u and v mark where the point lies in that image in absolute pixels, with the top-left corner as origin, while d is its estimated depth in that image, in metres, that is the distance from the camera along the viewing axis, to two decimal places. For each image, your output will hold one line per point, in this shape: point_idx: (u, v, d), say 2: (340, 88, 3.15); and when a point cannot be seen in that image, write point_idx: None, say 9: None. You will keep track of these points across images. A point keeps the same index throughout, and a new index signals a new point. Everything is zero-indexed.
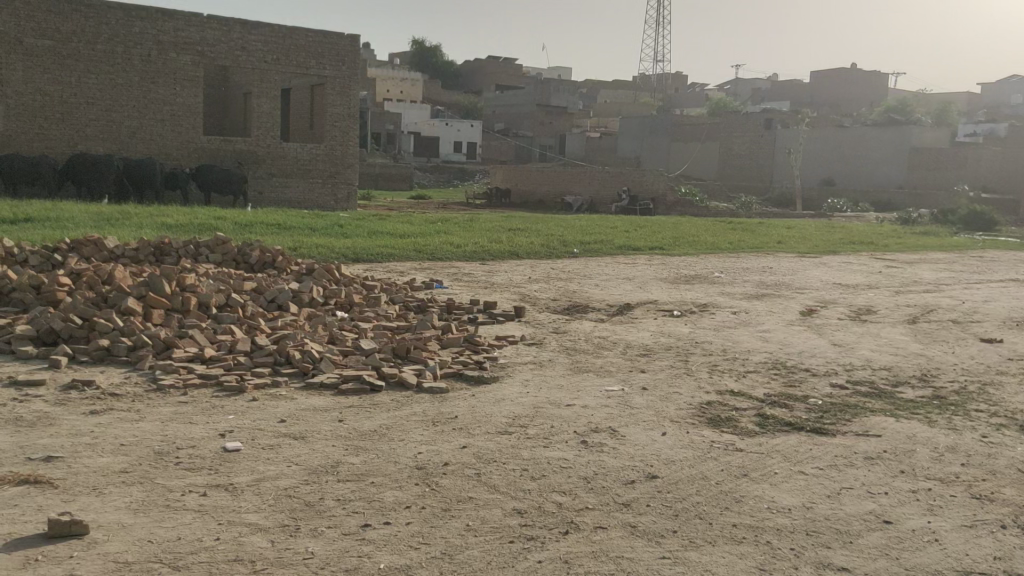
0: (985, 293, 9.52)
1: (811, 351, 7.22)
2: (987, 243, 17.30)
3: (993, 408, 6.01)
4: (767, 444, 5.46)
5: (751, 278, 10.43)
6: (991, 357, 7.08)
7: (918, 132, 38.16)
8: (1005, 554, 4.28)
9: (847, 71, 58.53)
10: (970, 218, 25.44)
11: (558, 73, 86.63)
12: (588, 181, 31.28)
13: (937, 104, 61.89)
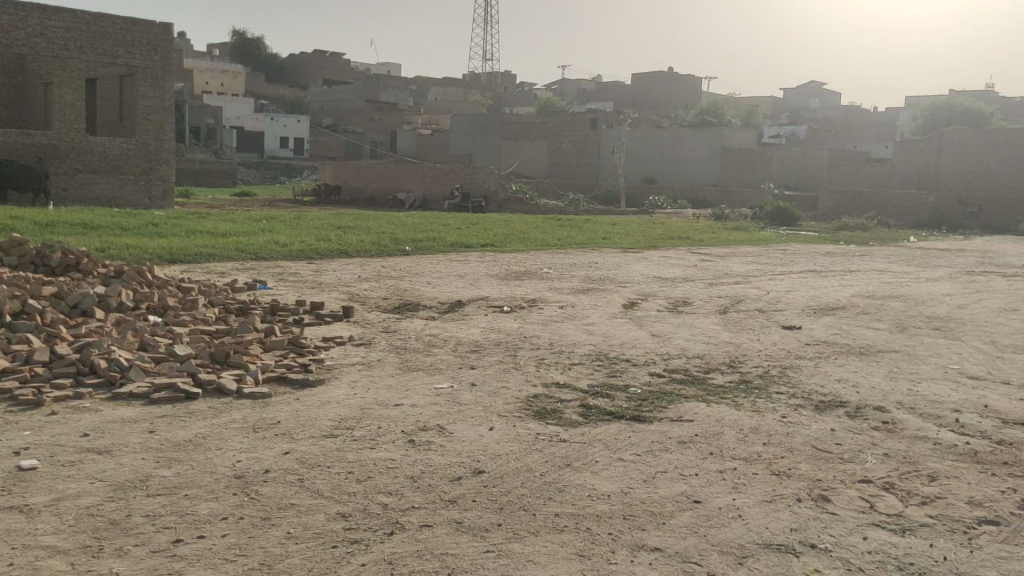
0: (788, 284, 10.29)
1: (631, 343, 7.56)
2: (790, 238, 18.70)
3: (792, 390, 6.53)
4: (590, 434, 5.67)
5: (578, 273, 10.79)
6: (791, 342, 7.68)
7: (729, 133, 40.87)
8: (800, 525, 4.66)
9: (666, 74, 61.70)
10: (775, 214, 27.44)
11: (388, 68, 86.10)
12: (418, 178, 31.29)
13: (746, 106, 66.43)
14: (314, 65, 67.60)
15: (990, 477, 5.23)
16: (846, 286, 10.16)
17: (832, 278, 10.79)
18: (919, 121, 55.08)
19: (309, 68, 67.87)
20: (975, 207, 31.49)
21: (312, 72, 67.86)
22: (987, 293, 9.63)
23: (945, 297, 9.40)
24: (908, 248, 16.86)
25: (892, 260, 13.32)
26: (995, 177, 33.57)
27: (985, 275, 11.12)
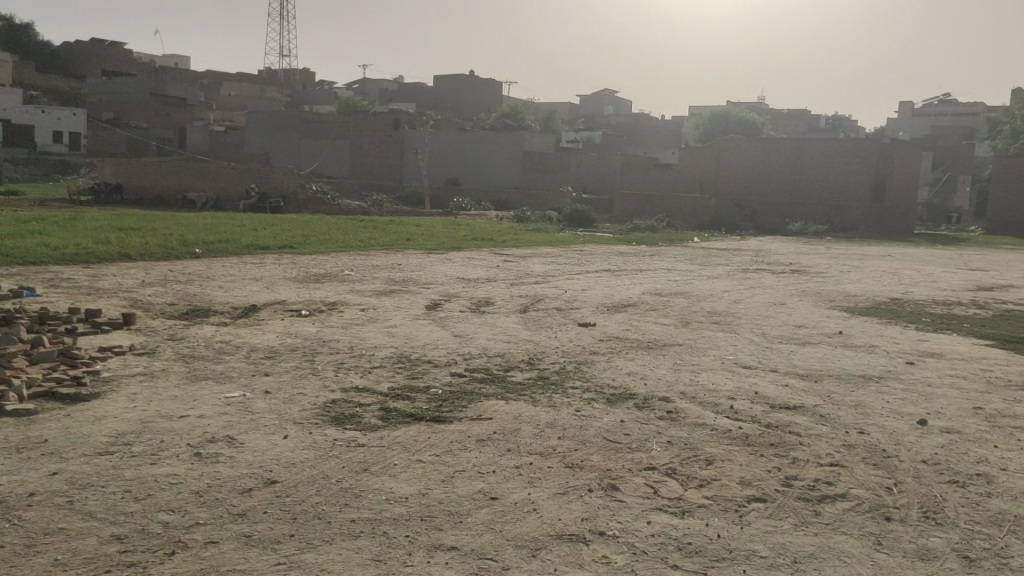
0: (584, 283, 10.73)
1: (433, 344, 7.58)
2: (586, 239, 19.51)
3: (586, 384, 6.81)
4: (389, 436, 5.63)
5: (380, 275, 10.70)
6: (586, 338, 8.01)
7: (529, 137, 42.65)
8: (590, 515, 4.86)
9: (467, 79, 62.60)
10: (573, 216, 28.64)
11: (177, 61, 81.47)
12: (211, 177, 29.83)
13: (544, 112, 68.83)
14: (93, 55, 62.72)
15: (759, 458, 5.70)
16: (637, 284, 10.73)
17: (623, 277, 11.38)
18: (699, 129, 59.50)
19: (87, 59, 62.89)
20: (750, 210, 34.23)
21: (90, 61, 62.77)
22: (758, 289, 10.53)
23: (723, 293, 10.17)
24: (690, 248, 18.13)
25: (676, 260, 14.24)
26: (767, 180, 36.39)
27: (757, 272, 12.15)
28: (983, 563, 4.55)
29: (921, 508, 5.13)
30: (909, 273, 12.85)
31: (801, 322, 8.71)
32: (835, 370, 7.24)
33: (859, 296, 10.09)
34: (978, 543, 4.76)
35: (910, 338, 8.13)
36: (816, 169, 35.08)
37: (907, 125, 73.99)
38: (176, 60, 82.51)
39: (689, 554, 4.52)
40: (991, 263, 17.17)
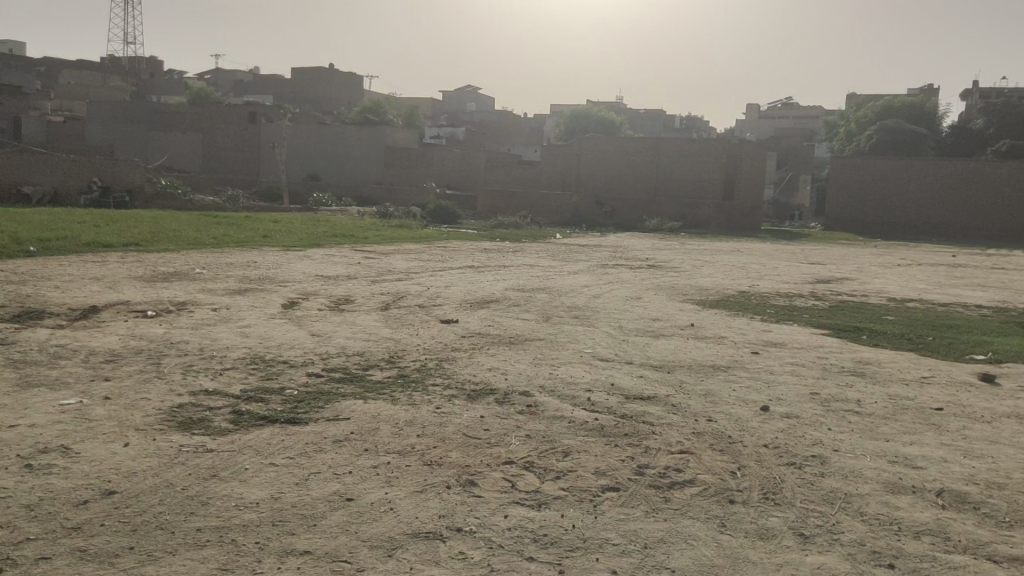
0: (448, 279, 10.73)
1: (289, 344, 7.38)
2: (448, 235, 19.51)
3: (446, 381, 6.81)
4: (240, 440, 5.45)
5: (234, 273, 10.32)
6: (448, 335, 8.00)
7: (390, 134, 42.80)
8: (448, 512, 4.85)
9: (327, 72, 61.19)
10: (436, 212, 28.70)
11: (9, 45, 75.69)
12: (50, 170, 27.32)
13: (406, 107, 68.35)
14: None
15: (614, 448, 5.86)
16: (499, 280, 10.81)
17: (485, 273, 11.46)
18: (562, 127, 60.18)
19: None
20: (609, 208, 34.75)
21: None
22: (616, 283, 10.83)
23: (582, 288, 10.40)
24: (552, 244, 18.48)
25: (539, 255, 14.47)
26: (625, 179, 37.77)
27: (615, 268, 12.48)
28: (817, 539, 4.84)
29: (762, 490, 5.41)
30: (753, 267, 13.56)
31: (656, 315, 9.02)
32: (686, 361, 7.53)
33: (710, 289, 10.55)
34: (812, 520, 5.06)
35: (756, 328, 8.57)
36: (669, 170, 36.73)
37: (754, 126, 78.02)
38: (9, 45, 76.67)
39: (545, 545, 4.58)
40: (825, 256, 18.39)
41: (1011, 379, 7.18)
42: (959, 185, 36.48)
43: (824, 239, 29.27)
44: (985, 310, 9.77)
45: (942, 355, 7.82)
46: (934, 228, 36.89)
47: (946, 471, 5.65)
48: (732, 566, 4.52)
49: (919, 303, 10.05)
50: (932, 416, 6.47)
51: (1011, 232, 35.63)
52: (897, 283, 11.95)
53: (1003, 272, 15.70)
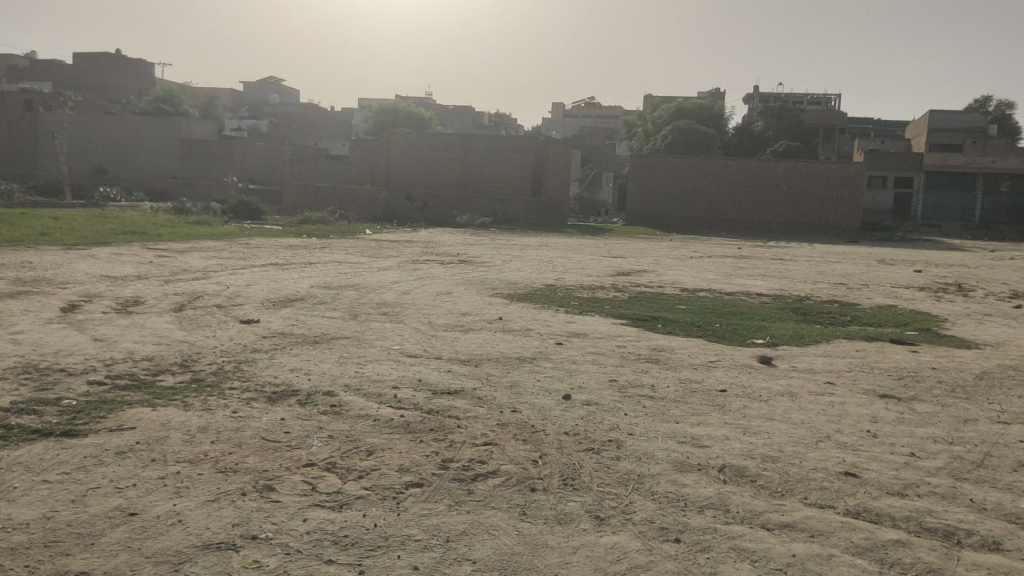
0: (249, 277, 10.31)
1: (68, 350, 6.81)
2: (250, 232, 18.81)
3: (245, 384, 6.53)
4: (6, 458, 4.97)
5: (5, 275, 9.39)
6: (248, 336, 7.69)
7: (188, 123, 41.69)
8: (242, 519, 4.65)
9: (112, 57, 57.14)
10: (238, 208, 27.55)
11: None
12: None
13: (205, 97, 65.19)
14: None
15: (418, 444, 5.84)
16: (304, 278, 10.51)
17: (290, 270, 11.12)
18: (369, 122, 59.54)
19: None
20: (419, 203, 34.85)
21: None
22: (425, 279, 10.83)
23: (391, 284, 10.31)
24: (362, 240, 18.24)
25: (347, 251, 14.25)
26: (435, 175, 37.85)
27: (425, 263, 12.47)
28: (611, 520, 5.05)
29: (562, 477, 5.58)
30: (560, 261, 14.00)
31: (464, 309, 9.09)
32: (493, 354, 7.64)
33: (518, 282, 10.79)
34: (608, 502, 5.28)
35: (560, 320, 8.85)
36: (478, 166, 37.31)
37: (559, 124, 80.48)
38: None
39: (345, 547, 4.49)
40: (626, 250, 19.35)
41: (785, 360, 7.84)
42: (744, 182, 39.56)
43: (627, 234, 30.81)
44: (764, 297, 10.62)
45: (727, 340, 8.41)
46: (724, 223, 39.76)
47: (728, 448, 6.08)
48: (532, 551, 4.63)
49: (708, 292, 10.77)
50: (717, 397, 6.94)
51: (790, 226, 39.11)
52: (690, 274, 12.74)
53: (781, 263, 17.14)
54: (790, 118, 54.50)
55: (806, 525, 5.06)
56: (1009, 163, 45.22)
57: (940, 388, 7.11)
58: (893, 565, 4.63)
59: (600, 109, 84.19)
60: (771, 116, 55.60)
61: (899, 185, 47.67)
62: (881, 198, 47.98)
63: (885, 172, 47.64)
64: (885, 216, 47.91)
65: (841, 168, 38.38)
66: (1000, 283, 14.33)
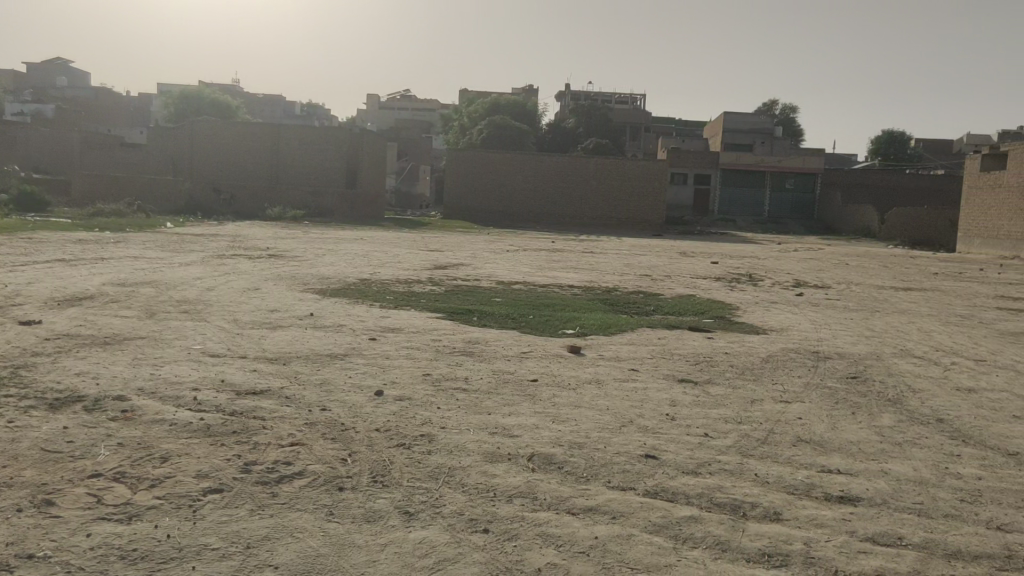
0: (32, 275, 9.45)
1: None
2: (36, 225, 17.32)
3: (23, 392, 5.96)
4: None
5: None
6: (28, 339, 7.03)
7: None
8: (16, 539, 4.25)
9: None
10: (21, 199, 25.35)
11: None
12: None
13: None
14: None
15: (218, 448, 5.56)
16: (95, 274, 9.75)
17: (79, 267, 10.28)
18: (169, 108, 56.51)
19: None
20: (228, 194, 33.46)
21: None
22: (232, 274, 10.37)
23: (195, 280, 9.78)
24: (164, 234, 17.26)
25: (145, 246, 13.41)
26: (245, 166, 36.43)
27: (232, 258, 11.92)
28: (421, 515, 5.03)
29: (371, 474, 5.49)
30: (375, 255, 13.84)
31: (273, 306, 8.77)
32: (302, 352, 7.42)
33: (331, 277, 10.55)
34: (417, 497, 5.25)
35: (374, 315, 8.72)
36: (291, 159, 36.43)
37: (375, 116, 79.66)
38: None
39: (135, 560, 4.20)
40: (444, 244, 19.47)
41: (593, 348, 8.12)
42: (558, 178, 40.84)
43: (444, 226, 31.04)
44: (575, 289, 10.98)
45: (540, 332, 8.61)
46: (539, 217, 40.90)
47: (537, 436, 6.22)
48: (338, 552, 4.52)
49: (523, 285, 10.99)
50: (528, 387, 7.09)
51: (601, 219, 40.90)
52: (505, 267, 12.98)
53: (592, 256, 17.81)
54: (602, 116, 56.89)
55: (607, 507, 5.26)
56: (791, 163, 49.90)
57: (731, 371, 7.62)
58: (686, 540, 4.90)
59: (418, 102, 84.15)
60: (584, 115, 57.73)
61: (698, 181, 50.86)
62: (683, 193, 50.99)
63: (686, 170, 50.64)
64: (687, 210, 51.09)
65: (648, 163, 40.57)
66: (784, 272, 15.64)
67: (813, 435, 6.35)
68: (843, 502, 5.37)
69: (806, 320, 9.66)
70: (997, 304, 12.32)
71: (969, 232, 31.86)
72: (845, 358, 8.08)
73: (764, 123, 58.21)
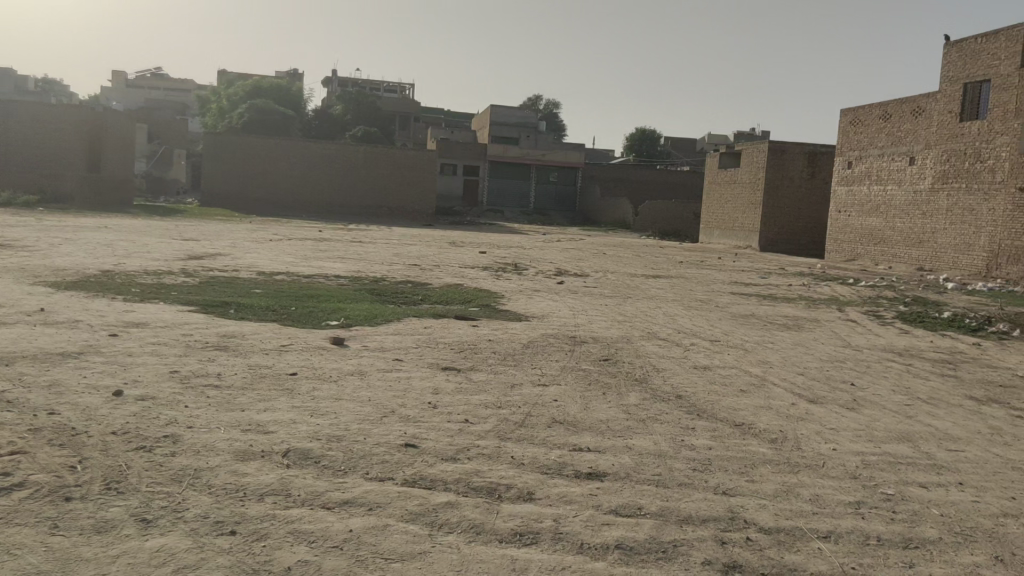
0: None
1: None
2: None
3: None
4: None
5: None
6: None
7: None
8: None
9: None
10: None
11: None
12: None
13: None
14: None
15: None
16: None
17: None
18: None
19: None
20: None
21: None
22: None
23: None
24: None
25: None
26: None
27: None
28: (159, 521, 4.67)
29: (104, 481, 5.03)
30: (120, 244, 12.78)
31: None
32: (28, 352, 6.67)
33: (69, 270, 9.60)
34: (157, 502, 4.88)
35: (117, 309, 8.05)
36: (21, 138, 32.91)
37: (129, 96, 73.80)
38: None
39: None
40: (199, 233, 18.41)
41: (357, 340, 7.98)
42: (325, 167, 40.10)
43: (201, 215, 29.51)
44: (341, 279, 10.77)
45: (301, 324, 8.33)
46: (307, 206, 39.87)
47: (294, 431, 6.00)
48: (61, 568, 4.09)
49: (286, 275, 10.62)
50: (287, 381, 6.84)
51: (369, 210, 40.75)
52: (268, 257, 12.47)
53: (359, 245, 17.58)
54: (369, 105, 58.03)
55: (364, 499, 5.17)
56: (554, 157, 52.39)
57: (493, 358, 7.79)
58: (441, 526, 4.92)
59: (170, 83, 79.04)
60: (354, 105, 58.09)
61: (467, 173, 51.57)
62: (452, 184, 51.33)
63: (454, 160, 51.11)
64: (455, 201, 51.31)
65: (416, 155, 41.15)
66: (546, 261, 16.29)
67: (567, 416, 6.62)
68: (591, 479, 5.64)
69: (567, 307, 10.09)
70: (731, 289, 13.60)
71: (711, 224, 35.09)
72: (599, 341, 8.53)
73: (528, 118, 60.29)
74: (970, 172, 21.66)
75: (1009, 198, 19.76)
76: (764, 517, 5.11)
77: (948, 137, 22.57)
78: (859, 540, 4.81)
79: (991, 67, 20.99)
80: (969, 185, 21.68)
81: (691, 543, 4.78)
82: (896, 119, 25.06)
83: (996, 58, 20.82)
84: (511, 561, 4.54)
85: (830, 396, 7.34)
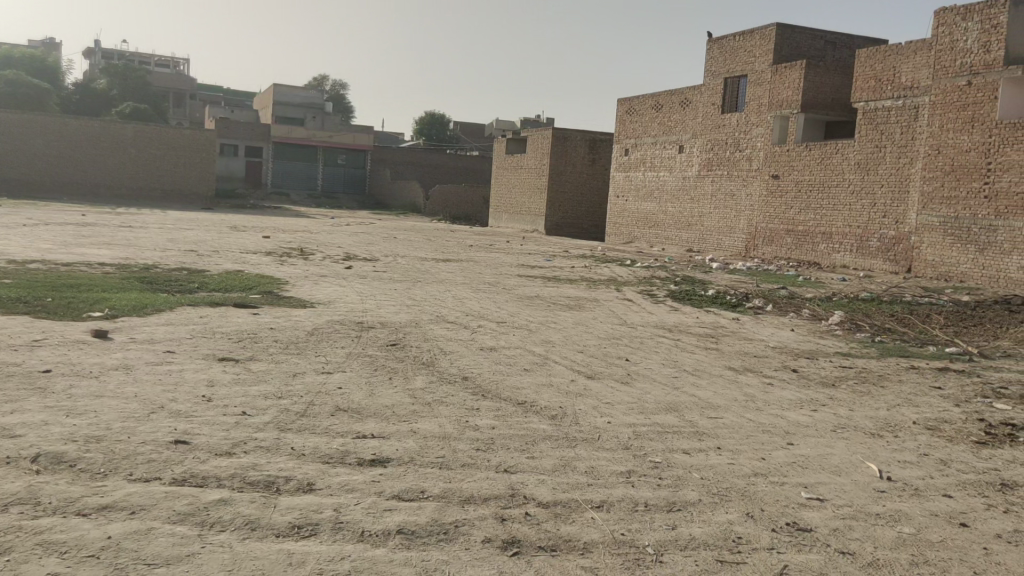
0: None
1: None
2: None
3: None
4: None
5: None
6: None
7: None
8: None
9: None
10: None
11: None
12: None
13: None
14: None
15: None
16: None
17: None
18: None
19: None
20: None
21: None
22: None
23: None
24: None
25: None
26: None
27: None
28: None
29: None
30: None
31: None
32: None
33: None
34: None
35: None
36: None
37: None
38: None
39: None
40: None
41: (123, 332, 7.40)
42: (90, 143, 36.92)
43: None
44: (106, 267, 9.95)
45: (59, 316, 7.62)
46: (70, 185, 36.61)
47: (45, 435, 5.43)
48: None
49: (40, 263, 9.65)
50: (39, 379, 6.20)
51: (141, 190, 38.17)
52: (14, 243, 11.30)
53: (126, 230, 16.37)
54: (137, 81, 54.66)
55: (126, 503, 4.76)
56: (342, 139, 51.57)
57: (275, 347, 7.49)
58: (213, 524, 4.64)
59: None
60: (118, 78, 54.41)
61: (249, 154, 49.96)
62: (234, 165, 49.66)
63: (234, 141, 49.26)
64: (239, 183, 49.70)
65: (194, 135, 38.87)
66: (333, 246, 15.92)
67: (351, 403, 6.49)
68: (373, 465, 5.55)
69: (354, 292, 9.91)
70: (517, 271, 13.96)
71: (501, 209, 35.86)
72: (386, 327, 8.44)
73: (314, 98, 58.88)
74: (731, 160, 23.49)
75: (765, 183, 21.89)
76: (542, 492, 5.25)
77: (713, 127, 24.36)
78: (629, 508, 5.06)
79: (747, 63, 22.90)
80: (730, 173, 23.52)
81: (472, 522, 4.83)
82: (667, 109, 26.71)
83: (751, 56, 22.76)
84: (287, 555, 4.37)
85: (606, 371, 7.71)
